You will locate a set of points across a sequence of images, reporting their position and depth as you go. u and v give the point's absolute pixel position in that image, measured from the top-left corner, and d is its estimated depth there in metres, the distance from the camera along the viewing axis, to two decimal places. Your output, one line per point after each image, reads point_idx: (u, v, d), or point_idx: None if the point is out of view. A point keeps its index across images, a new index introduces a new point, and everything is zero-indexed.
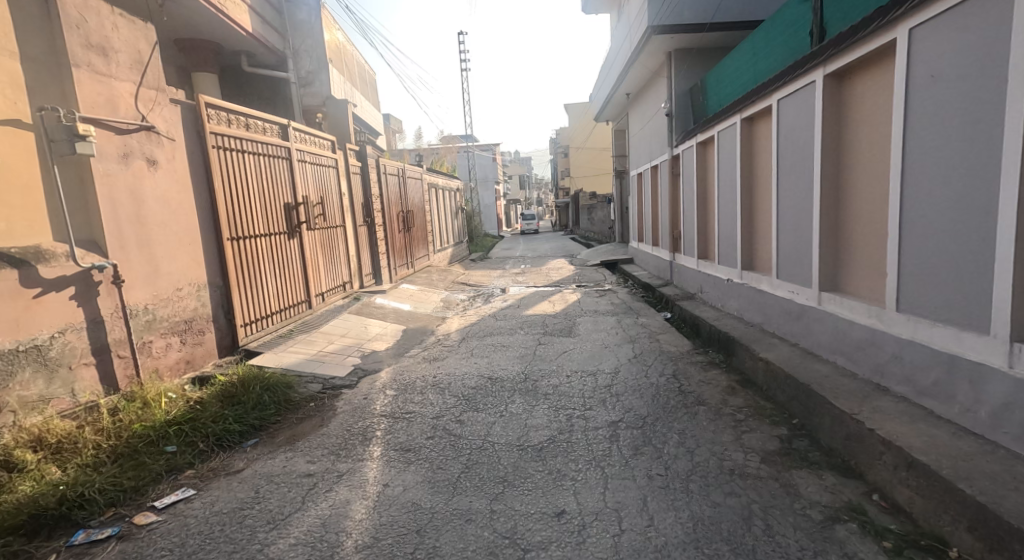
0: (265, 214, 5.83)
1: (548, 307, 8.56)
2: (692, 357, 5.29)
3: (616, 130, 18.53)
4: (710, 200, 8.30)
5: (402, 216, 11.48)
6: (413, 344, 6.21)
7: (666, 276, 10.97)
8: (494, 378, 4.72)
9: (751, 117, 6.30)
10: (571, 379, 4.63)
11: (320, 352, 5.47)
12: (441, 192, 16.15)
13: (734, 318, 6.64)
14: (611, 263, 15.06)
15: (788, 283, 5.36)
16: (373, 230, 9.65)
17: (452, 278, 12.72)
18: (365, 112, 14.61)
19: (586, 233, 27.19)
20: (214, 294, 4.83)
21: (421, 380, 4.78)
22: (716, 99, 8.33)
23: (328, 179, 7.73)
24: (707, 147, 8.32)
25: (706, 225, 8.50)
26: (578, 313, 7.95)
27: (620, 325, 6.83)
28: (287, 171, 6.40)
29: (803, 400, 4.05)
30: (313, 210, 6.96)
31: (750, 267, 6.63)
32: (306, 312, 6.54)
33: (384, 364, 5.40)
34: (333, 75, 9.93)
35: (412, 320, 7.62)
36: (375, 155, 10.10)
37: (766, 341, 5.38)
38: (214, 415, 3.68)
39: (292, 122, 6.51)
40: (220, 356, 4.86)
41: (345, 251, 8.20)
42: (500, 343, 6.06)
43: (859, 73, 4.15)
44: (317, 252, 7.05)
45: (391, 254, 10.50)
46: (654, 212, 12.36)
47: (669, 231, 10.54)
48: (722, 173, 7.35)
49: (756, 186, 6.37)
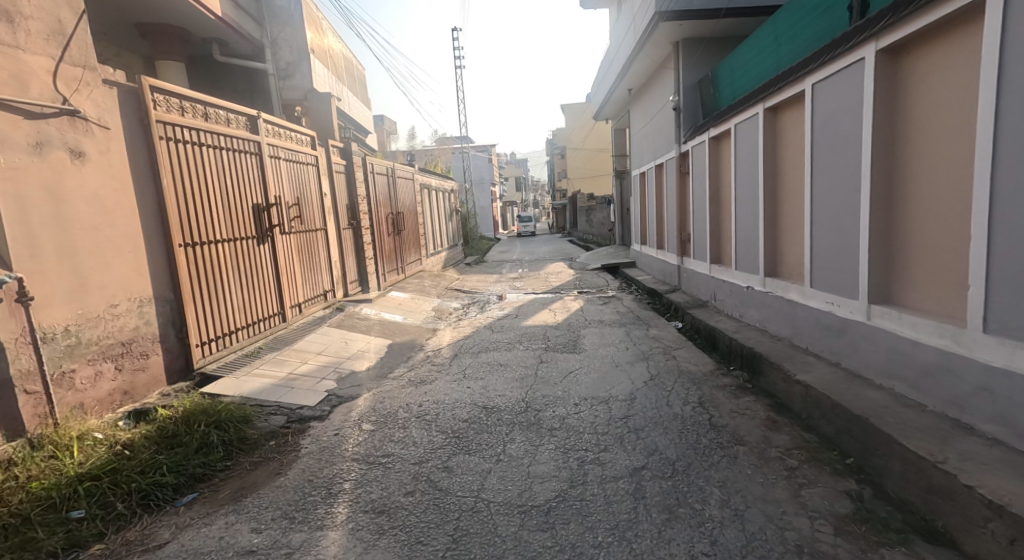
0: (231, 217, 5.13)
1: (549, 317, 7.87)
2: (717, 379, 4.61)
3: (616, 129, 17.90)
4: (724, 201, 7.64)
5: (392, 219, 10.79)
6: (399, 362, 5.52)
7: (673, 282, 10.29)
8: (489, 407, 4.04)
9: (776, 106, 5.65)
10: (579, 409, 3.94)
11: (291, 374, 4.78)
12: (434, 193, 15.45)
13: (756, 331, 5.97)
14: (613, 267, 14.38)
15: (825, 293, 4.69)
16: (359, 234, 8.97)
17: (446, 284, 12.01)
18: (353, 109, 13.90)
19: (585, 236, 26.48)
20: (162, 310, 4.14)
21: (404, 411, 4.08)
22: (730, 90, 7.69)
23: (307, 178, 7.03)
24: (721, 142, 7.67)
25: (721, 228, 7.84)
26: (582, 324, 7.26)
27: (629, 339, 6.15)
28: (258, 168, 5.71)
29: (860, 436, 3.38)
30: (288, 213, 6.27)
31: (775, 274, 5.96)
32: (280, 326, 5.86)
33: (364, 388, 4.71)
34: (317, 67, 9.25)
35: (400, 333, 6.92)
36: (361, 153, 9.40)
37: (801, 359, 4.72)
38: (142, 463, 2.97)
39: (261, 113, 5.80)
40: (170, 382, 4.16)
41: (327, 257, 7.53)
42: (496, 361, 5.38)
43: (926, 46, 3.49)
44: (293, 258, 6.35)
45: (379, 259, 9.80)
46: (659, 214, 11.70)
47: (677, 234, 9.88)
48: (741, 169, 6.69)
49: (783, 183, 5.71)
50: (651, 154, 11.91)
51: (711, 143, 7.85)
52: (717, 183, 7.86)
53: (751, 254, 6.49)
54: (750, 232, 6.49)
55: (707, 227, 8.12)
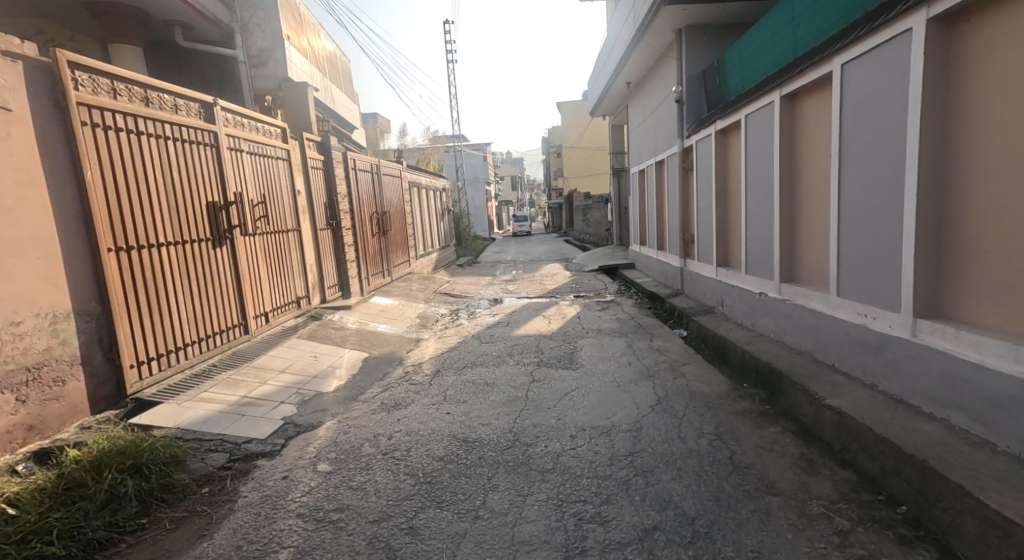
0: (181, 216, 4.52)
1: (544, 325, 7.28)
2: (734, 402, 4.02)
3: (614, 126, 17.30)
4: (733, 199, 7.06)
5: (377, 218, 10.16)
6: (374, 380, 4.91)
7: (675, 286, 9.71)
8: (470, 440, 3.45)
9: (794, 93, 5.08)
10: (576, 443, 3.35)
11: (245, 397, 4.16)
12: (424, 192, 14.82)
13: (772, 343, 5.38)
14: (611, 269, 13.79)
15: (855, 304, 4.12)
16: (340, 235, 8.37)
17: (435, 288, 11.38)
18: (338, 104, 13.26)
19: (581, 236, 25.89)
20: (86, 327, 3.52)
21: (371, 445, 3.48)
22: (737, 80, 7.12)
23: (275, 174, 6.41)
24: (729, 136, 7.09)
25: (729, 228, 7.27)
26: (579, 333, 6.66)
27: (632, 352, 5.56)
28: (216, 161, 5.08)
29: (916, 481, 2.80)
30: (252, 212, 5.67)
31: (793, 279, 5.38)
32: (241, 339, 5.25)
33: (330, 412, 4.11)
34: (294, 55, 8.66)
35: (380, 344, 6.31)
36: (342, 148, 8.78)
37: (829, 379, 4.13)
38: (25, 529, 2.37)
39: (218, 100, 5.16)
40: (96, 410, 3.54)
41: (299, 261, 6.92)
42: (480, 380, 4.78)
43: (994, 11, 2.91)
44: (257, 263, 5.72)
45: (362, 262, 9.18)
46: (659, 213, 11.12)
47: (680, 235, 9.29)
48: (751, 164, 6.13)
49: (801, 179, 5.14)
50: (651, 149, 11.35)
51: (717, 137, 7.28)
52: (724, 180, 7.30)
53: (764, 257, 5.91)
54: (763, 233, 5.91)
55: (714, 226, 7.54)
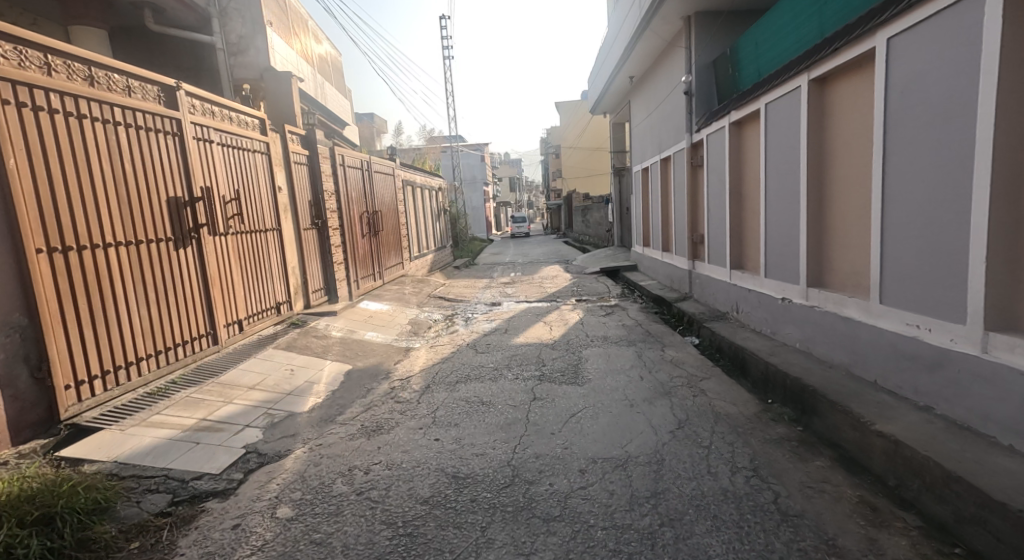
0: (136, 212, 3.99)
1: (545, 332, 6.76)
2: (765, 425, 3.50)
3: (614, 123, 16.83)
4: (749, 196, 6.56)
5: (367, 218, 9.64)
6: (356, 398, 4.38)
7: (682, 289, 9.21)
8: (461, 477, 2.92)
9: (824, 76, 4.58)
10: (587, 481, 2.83)
11: (205, 419, 3.60)
12: (419, 191, 14.29)
13: (799, 354, 4.87)
14: (613, 271, 13.29)
15: (901, 312, 3.63)
16: (326, 236, 7.84)
17: (429, 291, 10.85)
18: (328, 99, 12.72)
19: (580, 237, 25.39)
20: (9, 342, 3.00)
21: (346, 481, 2.95)
22: (752, 68, 6.63)
23: (252, 168, 5.87)
24: (744, 128, 6.60)
25: (745, 228, 6.77)
26: (583, 342, 6.14)
27: (643, 364, 5.03)
28: (180, 152, 4.55)
29: (1009, 535, 2.30)
30: (223, 209, 5.14)
31: (821, 284, 4.88)
32: (210, 350, 4.72)
33: (302, 437, 3.57)
34: (278, 44, 8.18)
35: (366, 354, 5.78)
36: (330, 143, 8.26)
37: (873, 399, 3.62)
38: None
39: (183, 84, 4.62)
40: (18, 440, 3.00)
41: (279, 263, 6.39)
42: (475, 398, 4.26)
43: None
44: (229, 265, 5.19)
45: (351, 264, 8.65)
46: (664, 213, 10.63)
47: (688, 235, 8.79)
48: (770, 157, 5.64)
49: (832, 171, 4.64)
50: (655, 146, 10.86)
51: (732, 129, 6.79)
52: (739, 176, 6.81)
53: (787, 259, 5.41)
54: (785, 233, 5.41)
55: (727, 225, 7.04)
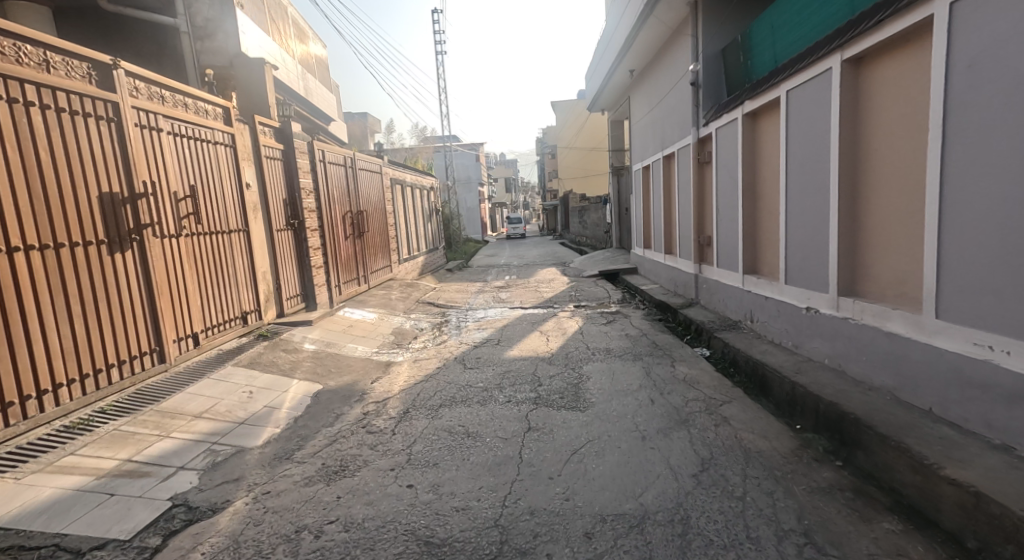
0: (54, 210, 3.36)
1: (541, 344, 6.16)
2: (806, 466, 2.92)
3: (613, 121, 16.27)
4: (765, 194, 5.99)
5: (351, 218, 9.03)
6: (322, 427, 3.77)
7: (687, 294, 8.63)
8: (435, 544, 2.32)
9: (861, 56, 4.00)
10: (593, 552, 2.23)
11: (130, 459, 2.97)
12: (409, 190, 13.68)
13: (830, 373, 4.30)
14: (612, 274, 12.72)
15: (966, 330, 3.05)
16: (303, 237, 7.24)
17: (418, 296, 10.24)
18: (312, 93, 12.09)
19: (577, 239, 24.80)
20: None
21: (292, 548, 2.35)
22: (766, 54, 6.07)
23: (213, 161, 5.25)
24: (759, 120, 6.03)
25: (760, 230, 6.21)
26: (584, 355, 5.55)
27: (652, 384, 4.45)
28: (118, 141, 3.92)
29: None
30: (174, 207, 4.51)
31: (854, 293, 4.31)
32: (155, 370, 4.09)
33: (247, 482, 2.94)
34: (251, 30, 7.59)
35: (341, 369, 5.16)
36: (308, 136, 7.64)
37: (933, 433, 3.04)
38: None
39: (123, 61, 3.99)
40: None
41: (247, 268, 5.77)
42: (459, 428, 3.67)
43: None
44: (183, 270, 4.56)
45: (331, 267, 8.04)
46: (667, 213, 10.05)
47: (695, 237, 8.23)
48: (791, 149, 5.08)
49: (870, 164, 4.05)
50: (657, 143, 10.29)
51: (745, 121, 6.22)
52: (754, 172, 6.24)
53: (812, 265, 4.84)
54: (809, 235, 4.83)
55: (739, 226, 6.47)
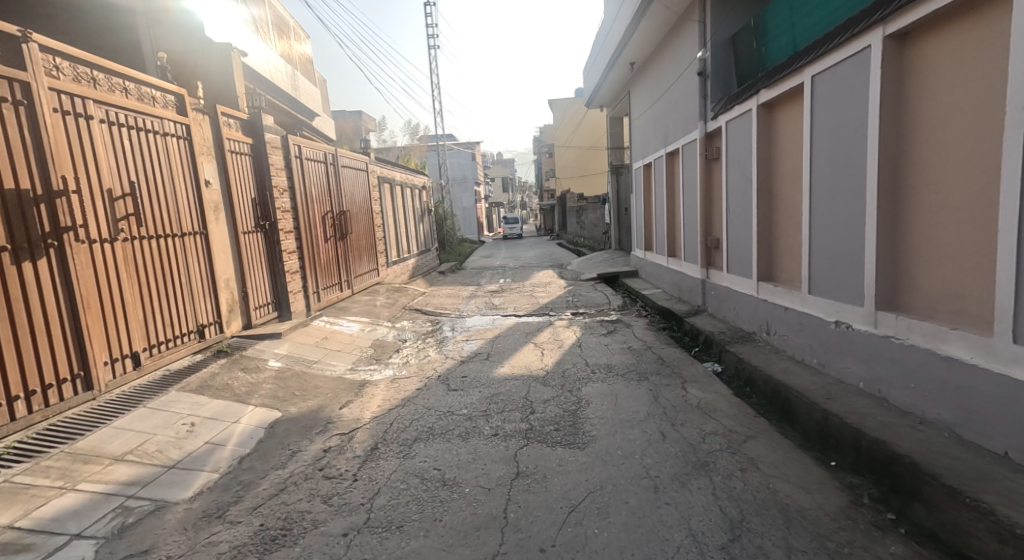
0: None
1: (534, 358, 5.57)
2: (864, 533, 2.34)
3: (612, 118, 15.68)
4: (783, 193, 5.41)
5: (331, 219, 8.41)
6: (273, 469, 3.17)
7: (693, 301, 8.06)
8: None
9: (909, 30, 3.42)
10: None
11: (14, 526, 2.37)
12: (399, 188, 13.05)
13: (869, 400, 3.72)
14: (611, 277, 12.13)
15: None
16: (276, 240, 6.64)
17: (405, 301, 9.64)
18: (294, 87, 11.46)
19: (574, 239, 24.21)
20: None
21: None
22: (783, 38, 5.49)
23: (163, 154, 4.64)
24: (776, 110, 5.45)
25: (777, 232, 5.63)
26: (582, 374, 4.95)
27: (661, 413, 3.86)
28: (29, 129, 3.31)
29: None
30: (108, 207, 3.90)
31: (894, 307, 3.73)
32: (79, 400, 3.48)
33: (159, 555, 2.33)
34: (219, 14, 6.97)
35: (308, 390, 4.55)
36: (282, 129, 7.02)
37: (1017, 489, 2.50)
38: None
39: (37, 34, 3.38)
40: None
41: (206, 275, 5.16)
42: (434, 472, 3.07)
43: None
44: (120, 279, 3.95)
45: (308, 272, 7.43)
46: (671, 213, 9.47)
47: (702, 238, 7.66)
48: (817, 143, 4.49)
49: (918, 157, 3.47)
50: (660, 139, 9.70)
51: (760, 113, 5.64)
52: (770, 169, 5.66)
53: (840, 273, 4.26)
54: (838, 239, 4.26)
55: (753, 228, 5.89)
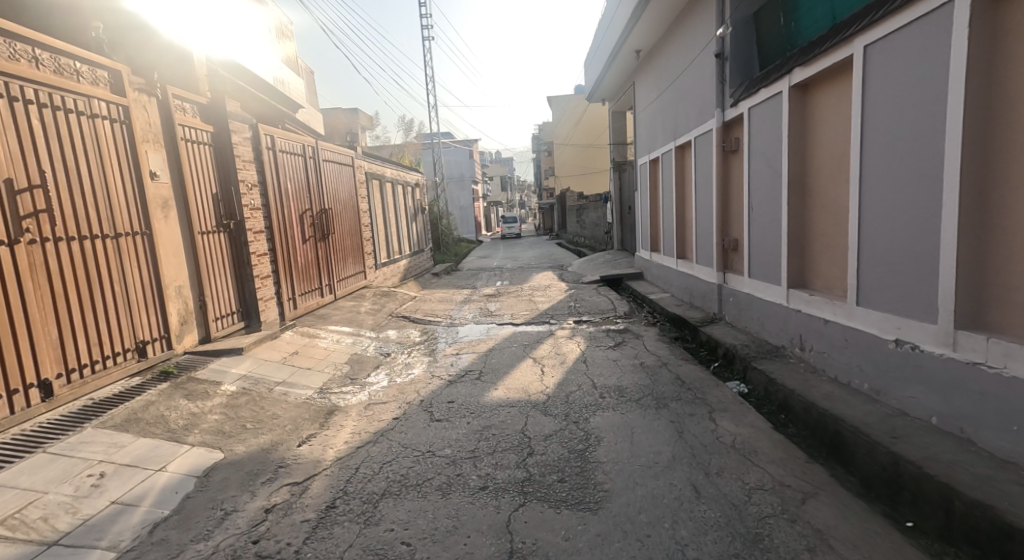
0: None
1: (533, 378, 4.84)
2: None
3: (614, 112, 14.95)
4: (822, 188, 4.70)
5: (309, 218, 7.68)
6: (194, 542, 2.45)
7: (707, 308, 7.34)
8: None
9: None
10: None
11: None
12: (389, 186, 12.32)
13: (949, 443, 3.00)
14: (615, 280, 11.42)
15: None
16: (242, 242, 5.91)
17: (393, 307, 8.91)
18: (278, 80, 10.72)
19: (575, 239, 23.52)
20: None
21: None
22: (819, 10, 4.76)
23: (92, 139, 3.91)
24: (814, 92, 4.74)
25: (812, 233, 4.92)
26: (589, 399, 4.23)
27: (689, 456, 3.14)
28: None
29: None
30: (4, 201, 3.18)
31: (979, 326, 3.03)
32: None
33: None
34: None
35: (263, 420, 3.81)
36: (251, 117, 6.29)
37: None
38: None
39: None
40: None
41: (152, 282, 4.43)
42: (402, 549, 2.36)
43: None
44: (23, 291, 3.23)
45: (282, 277, 6.69)
46: (681, 212, 8.75)
47: (718, 239, 6.95)
48: (872, 125, 3.79)
49: (1021, 136, 2.77)
50: (669, 131, 8.98)
51: (793, 94, 4.93)
52: (804, 160, 4.96)
53: (903, 281, 3.55)
54: (901, 241, 3.55)
55: (784, 228, 5.18)
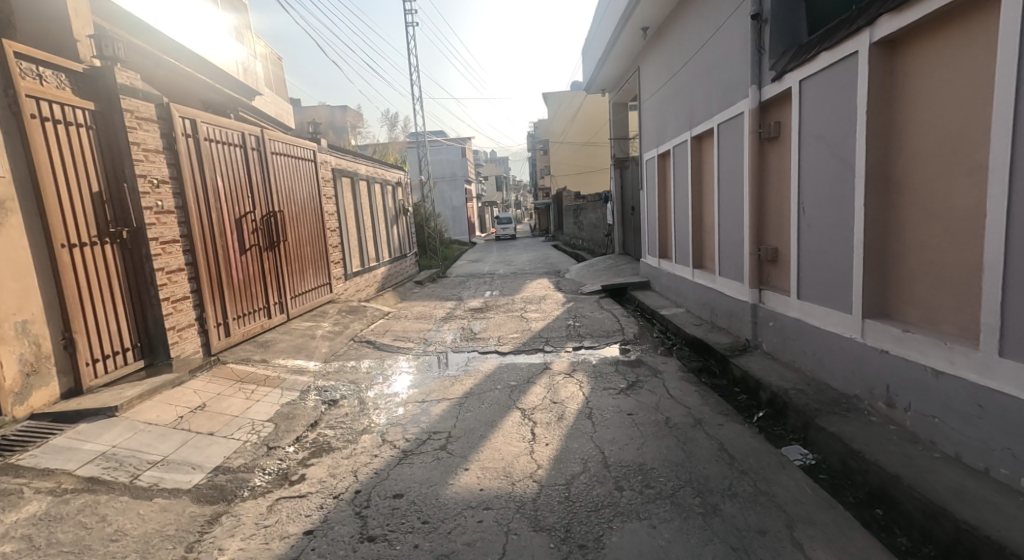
0: None
1: (519, 449, 3.47)
2: None
3: (616, 104, 13.57)
4: (919, 184, 3.37)
5: (251, 222, 6.28)
6: None
7: (738, 332, 5.99)
8: None
9: None
10: None
11: None
12: (364, 184, 10.90)
13: None
14: (618, 290, 10.05)
15: None
16: (144, 256, 4.52)
17: (359, 327, 7.52)
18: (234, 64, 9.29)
19: (572, 242, 22.12)
20: None
21: None
22: None
23: None
24: (907, 49, 3.40)
25: (901, 246, 3.58)
26: (598, 494, 2.88)
27: None
28: None
29: None
30: None
31: None
32: None
33: None
34: None
35: (94, 545, 2.44)
36: (160, 95, 4.89)
37: None
38: None
39: None
40: None
41: None
42: None
43: None
44: None
45: (209, 299, 5.29)
46: (701, 213, 7.38)
47: (750, 247, 5.60)
48: None
49: None
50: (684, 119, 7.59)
51: (875, 53, 3.56)
52: (890, 144, 3.61)
53: None
54: None
55: (856, 238, 3.84)
